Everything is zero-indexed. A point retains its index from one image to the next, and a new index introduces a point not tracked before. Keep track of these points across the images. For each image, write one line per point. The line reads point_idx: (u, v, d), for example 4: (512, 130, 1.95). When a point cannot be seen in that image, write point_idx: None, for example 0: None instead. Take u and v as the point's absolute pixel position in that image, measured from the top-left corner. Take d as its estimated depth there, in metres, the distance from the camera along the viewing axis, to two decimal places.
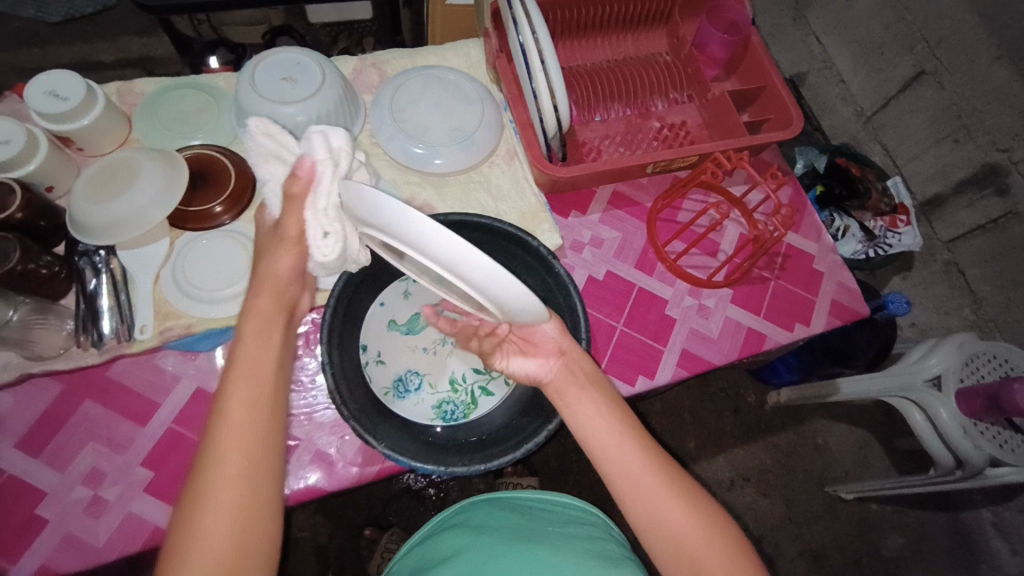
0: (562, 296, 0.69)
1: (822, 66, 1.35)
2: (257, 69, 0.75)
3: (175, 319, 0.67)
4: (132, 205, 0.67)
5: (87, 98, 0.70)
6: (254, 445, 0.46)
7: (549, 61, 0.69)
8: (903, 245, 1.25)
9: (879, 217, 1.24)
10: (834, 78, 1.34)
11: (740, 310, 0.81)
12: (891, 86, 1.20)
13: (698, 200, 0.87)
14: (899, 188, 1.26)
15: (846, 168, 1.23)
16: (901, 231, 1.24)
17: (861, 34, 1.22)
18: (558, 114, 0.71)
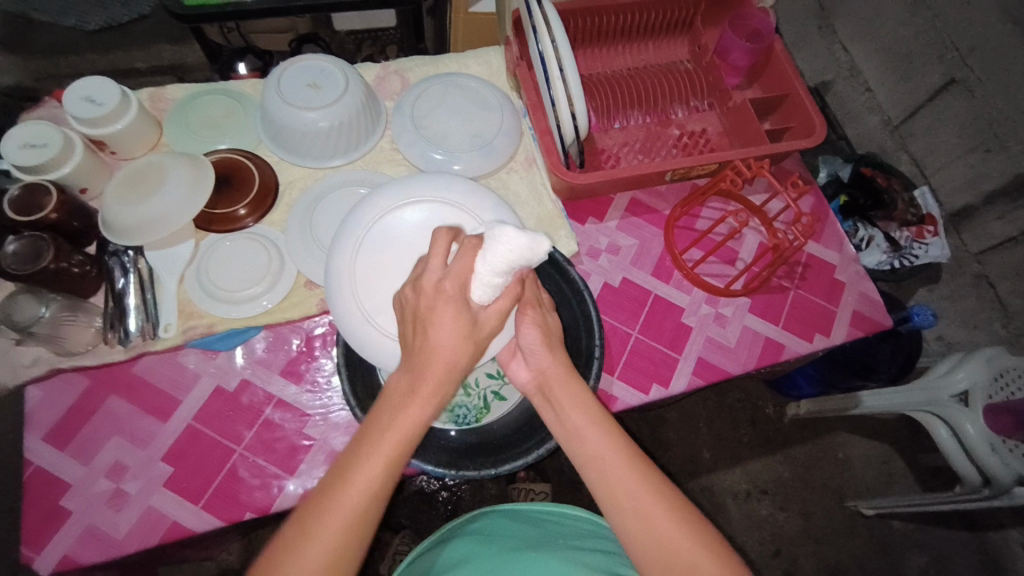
0: (576, 301, 0.69)
1: (848, 74, 1.33)
2: (282, 76, 0.76)
3: (197, 318, 0.69)
4: (159, 207, 0.69)
5: (122, 103, 0.72)
6: (349, 540, 0.42)
7: (568, 68, 0.69)
8: (930, 257, 1.23)
9: (906, 227, 1.23)
10: (861, 86, 1.32)
11: (758, 320, 0.80)
12: (920, 94, 1.18)
13: (716, 208, 0.86)
14: (928, 200, 1.23)
15: (871, 177, 1.24)
16: (930, 242, 1.23)
17: (889, 42, 1.20)
18: (576, 121, 0.71)
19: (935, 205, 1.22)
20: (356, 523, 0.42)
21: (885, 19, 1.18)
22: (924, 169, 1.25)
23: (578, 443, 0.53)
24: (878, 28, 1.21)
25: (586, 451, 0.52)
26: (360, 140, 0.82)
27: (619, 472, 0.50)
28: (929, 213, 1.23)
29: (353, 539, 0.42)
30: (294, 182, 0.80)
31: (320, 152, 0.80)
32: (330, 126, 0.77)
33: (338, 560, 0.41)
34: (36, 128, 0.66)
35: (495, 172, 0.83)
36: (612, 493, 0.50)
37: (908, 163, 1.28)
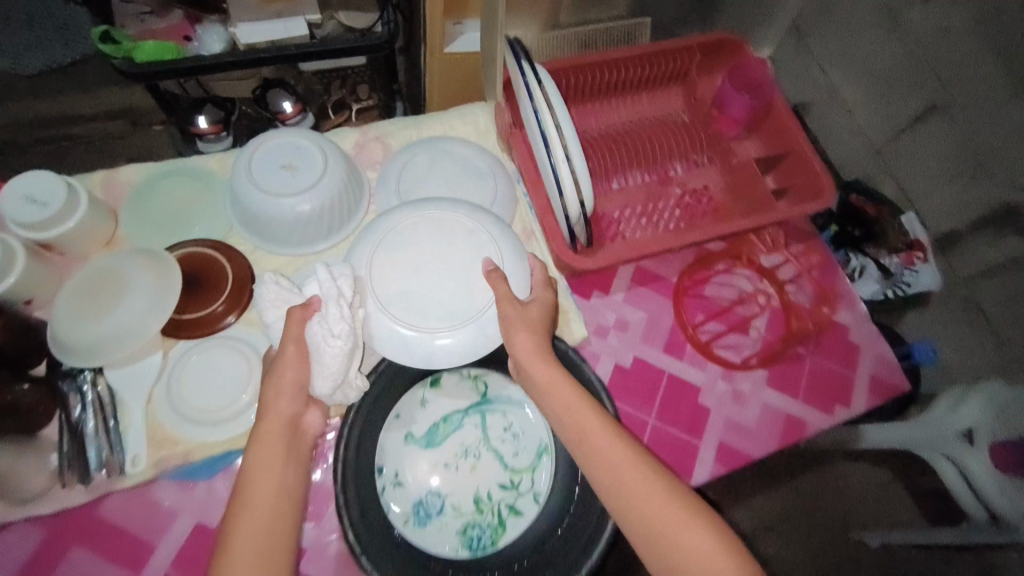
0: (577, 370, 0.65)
1: (828, 95, 1.06)
2: (253, 157, 0.69)
3: (170, 447, 0.61)
4: (123, 323, 0.62)
5: (69, 200, 0.64)
6: (274, 519, 0.52)
7: (574, 152, 0.65)
8: (921, 286, 1.00)
9: (893, 254, 0.99)
10: (840, 108, 1.05)
11: (776, 394, 0.76)
12: (901, 118, 0.96)
13: (725, 270, 0.81)
14: (914, 225, 0.99)
15: (866, 211, 1.02)
16: (919, 268, 0.99)
17: (868, 63, 0.98)
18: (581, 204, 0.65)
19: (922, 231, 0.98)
20: (274, 508, 0.53)
21: (863, 43, 0.97)
22: (912, 192, 0.99)
23: (571, 428, 0.58)
24: (854, 49, 0.99)
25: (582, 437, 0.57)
26: (343, 220, 0.74)
27: (614, 456, 0.55)
28: (917, 238, 0.99)
29: (282, 516, 0.53)
30: (274, 271, 0.73)
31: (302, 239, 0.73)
32: (310, 211, 0.70)
33: (270, 535, 0.51)
34: None
35: None
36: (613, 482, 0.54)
37: (896, 189, 1.01)
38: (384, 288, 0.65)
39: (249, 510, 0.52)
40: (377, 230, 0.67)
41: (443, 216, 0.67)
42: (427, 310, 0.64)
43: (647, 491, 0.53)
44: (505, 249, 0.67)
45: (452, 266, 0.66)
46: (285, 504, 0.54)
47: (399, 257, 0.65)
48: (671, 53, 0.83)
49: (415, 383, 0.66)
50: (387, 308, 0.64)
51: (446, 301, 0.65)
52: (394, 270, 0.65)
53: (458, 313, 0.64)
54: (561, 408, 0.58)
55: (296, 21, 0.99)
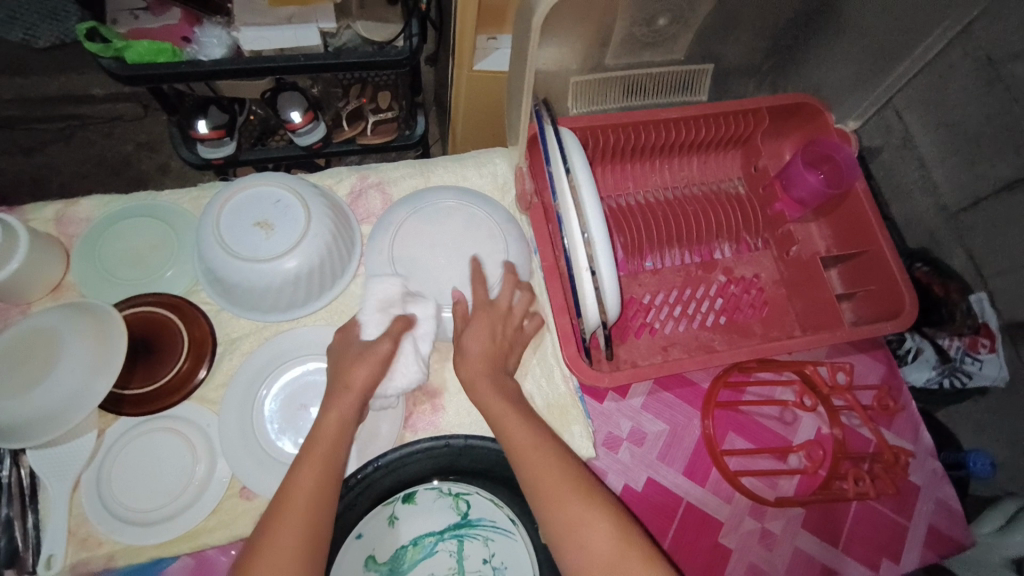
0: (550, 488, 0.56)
1: (901, 142, 0.81)
2: (224, 209, 0.60)
3: (93, 548, 0.53)
4: (51, 399, 0.53)
5: (5, 243, 0.55)
6: (321, 488, 0.49)
7: (602, 266, 0.51)
8: (983, 380, 0.75)
9: (953, 335, 0.77)
10: (912, 162, 0.81)
11: (813, 541, 0.64)
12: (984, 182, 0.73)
13: (766, 381, 0.69)
14: (984, 307, 0.76)
15: (923, 285, 0.78)
16: (982, 356, 0.75)
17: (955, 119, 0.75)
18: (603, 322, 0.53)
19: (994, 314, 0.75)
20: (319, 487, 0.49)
21: (951, 92, 0.74)
22: (984, 266, 0.76)
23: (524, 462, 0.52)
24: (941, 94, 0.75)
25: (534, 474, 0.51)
26: (323, 286, 0.64)
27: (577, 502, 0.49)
28: (984, 321, 0.76)
29: (330, 481, 0.49)
30: (237, 339, 0.63)
31: (273, 307, 0.62)
32: (285, 277, 0.60)
33: (308, 524, 0.47)
34: None
35: None
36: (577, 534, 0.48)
37: (964, 257, 0.78)
38: (397, 251, 0.64)
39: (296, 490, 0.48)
40: (424, 198, 0.67)
41: (480, 211, 0.66)
42: (426, 278, 0.63)
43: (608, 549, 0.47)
44: (515, 264, 0.65)
45: (464, 258, 0.64)
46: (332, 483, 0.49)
47: (429, 231, 0.65)
48: (732, 117, 0.72)
49: (383, 501, 0.56)
50: (394, 264, 0.64)
51: (443, 281, 0.63)
52: (412, 226, 0.65)
53: (446, 296, 0.63)
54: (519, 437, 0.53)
55: (307, 28, 0.89)
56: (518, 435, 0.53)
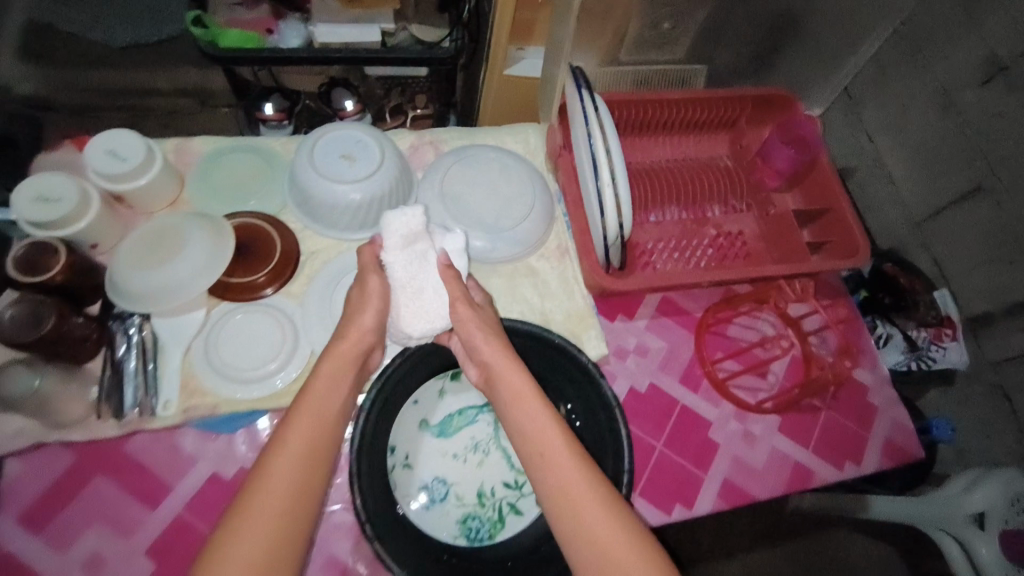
0: (596, 381, 0.65)
1: (873, 163, 1.04)
2: (316, 144, 0.74)
3: (200, 397, 0.65)
4: (176, 276, 0.66)
5: (147, 158, 0.70)
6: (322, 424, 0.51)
7: (620, 177, 0.69)
8: (946, 363, 0.94)
9: (921, 327, 0.94)
10: (883, 178, 1.03)
11: (788, 441, 0.76)
12: (944, 195, 0.94)
13: (750, 315, 0.82)
14: (947, 302, 0.96)
15: (892, 277, 0.95)
16: (946, 345, 0.94)
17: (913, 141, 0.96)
18: (621, 227, 0.69)
19: (955, 309, 0.95)
20: (297, 464, 0.48)
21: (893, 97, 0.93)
22: (946, 268, 0.97)
23: (523, 433, 0.54)
24: None
25: (534, 443, 0.53)
26: (389, 213, 0.78)
27: (572, 470, 0.51)
28: (945, 313, 0.95)
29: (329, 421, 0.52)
30: (317, 252, 0.76)
31: (347, 225, 0.76)
32: (360, 198, 0.74)
33: (295, 482, 0.48)
34: (52, 181, 0.64)
35: (525, 258, 0.80)
36: (572, 507, 0.49)
37: (929, 262, 0.99)
38: (445, 187, 0.79)
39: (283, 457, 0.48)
40: (467, 150, 0.82)
41: (513, 161, 0.82)
42: (469, 210, 0.78)
43: (601, 521, 0.49)
44: (540, 204, 0.80)
45: (500, 196, 0.79)
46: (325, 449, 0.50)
47: (472, 173, 0.80)
48: (722, 102, 0.88)
49: (436, 375, 0.68)
50: (442, 197, 0.78)
51: (482, 212, 0.78)
52: (457, 169, 0.80)
53: (489, 223, 0.78)
54: (521, 411, 0.55)
55: (371, 28, 1.08)
56: (520, 416, 0.54)
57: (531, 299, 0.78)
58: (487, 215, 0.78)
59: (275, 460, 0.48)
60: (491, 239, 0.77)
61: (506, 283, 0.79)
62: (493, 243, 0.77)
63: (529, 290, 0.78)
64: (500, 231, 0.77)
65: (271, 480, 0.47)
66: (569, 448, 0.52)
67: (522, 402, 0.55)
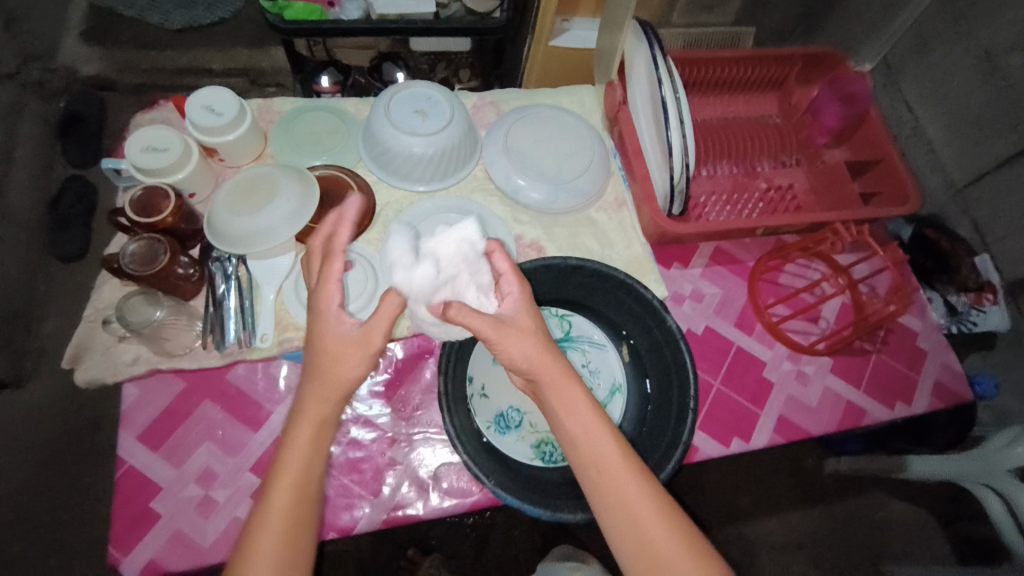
0: (661, 314, 0.68)
1: (911, 132, 1.02)
2: (391, 100, 0.78)
3: (293, 331, 0.70)
4: (268, 221, 0.70)
5: (238, 114, 0.75)
6: (300, 499, 0.49)
7: (687, 122, 0.71)
8: (987, 326, 0.96)
9: (962, 292, 0.96)
10: (923, 147, 1.01)
11: (840, 382, 0.79)
12: (985, 161, 0.93)
13: (801, 265, 0.85)
14: (986, 267, 0.96)
15: (933, 241, 0.98)
16: (987, 309, 0.95)
17: (956, 106, 0.94)
18: (689, 171, 0.72)
19: (995, 273, 0.95)
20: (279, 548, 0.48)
21: (939, 57, 0.95)
22: (986, 234, 0.96)
23: (580, 450, 0.53)
24: (933, 60, 0.96)
25: (592, 460, 0.53)
26: (456, 167, 0.82)
27: (632, 488, 0.51)
28: (986, 278, 0.96)
29: (306, 494, 0.50)
30: (390, 204, 0.82)
31: (417, 178, 0.81)
32: (433, 151, 0.79)
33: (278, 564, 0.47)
34: (158, 134, 0.70)
35: (584, 210, 0.84)
36: (631, 525, 0.51)
37: (969, 226, 0.98)
38: (509, 143, 0.83)
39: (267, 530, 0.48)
40: (527, 108, 0.86)
41: (572, 119, 0.85)
42: (531, 165, 0.82)
43: (659, 534, 0.51)
44: (598, 159, 0.84)
45: (562, 151, 0.83)
46: (308, 510, 0.50)
47: (533, 130, 0.84)
48: (773, 60, 0.90)
49: None
50: (506, 152, 0.82)
51: (543, 166, 0.82)
52: (519, 125, 0.84)
53: (551, 176, 0.82)
54: (577, 429, 0.53)
55: None
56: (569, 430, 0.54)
57: (591, 248, 0.82)
58: (549, 168, 0.82)
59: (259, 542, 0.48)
60: (553, 192, 0.81)
61: (567, 232, 0.82)
62: (554, 194, 0.81)
63: (590, 239, 0.82)
64: (562, 183, 0.81)
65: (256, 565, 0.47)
66: (628, 464, 0.52)
67: (581, 417, 0.53)
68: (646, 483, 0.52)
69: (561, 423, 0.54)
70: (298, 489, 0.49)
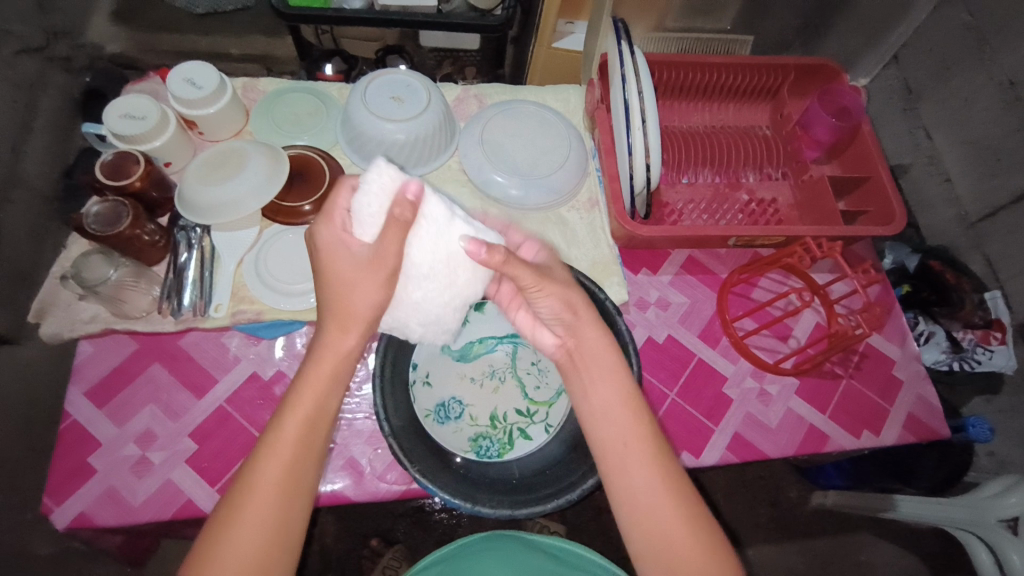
0: (613, 319, 0.66)
1: (927, 160, 1.00)
2: (370, 85, 0.78)
3: (248, 303, 0.71)
4: (234, 193, 0.71)
5: (219, 89, 0.77)
6: (316, 417, 0.48)
7: (650, 122, 0.70)
8: (991, 367, 0.90)
9: (967, 328, 0.90)
10: (938, 177, 0.98)
11: (804, 404, 0.76)
12: (1001, 194, 0.88)
13: (776, 280, 0.83)
14: (997, 305, 0.91)
15: (937, 273, 0.93)
16: (993, 348, 0.89)
17: (976, 134, 0.90)
18: (649, 172, 0.70)
19: (1006, 313, 0.90)
20: (292, 466, 0.46)
21: (956, 81, 0.92)
22: (998, 271, 0.92)
23: (597, 424, 0.52)
24: (952, 83, 0.92)
25: (610, 434, 0.51)
26: (430, 157, 0.83)
27: (656, 465, 0.49)
28: (997, 317, 0.90)
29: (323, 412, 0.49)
30: None
31: (391, 163, 0.81)
32: (407, 139, 0.79)
33: (285, 486, 0.46)
34: (136, 102, 0.71)
35: (556, 208, 0.83)
36: (646, 500, 0.48)
37: (981, 262, 0.94)
38: (485, 136, 0.83)
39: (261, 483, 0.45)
40: (507, 103, 0.85)
41: (551, 115, 0.84)
42: (502, 161, 0.81)
43: (668, 514, 0.48)
44: (573, 159, 0.83)
45: (538, 148, 0.82)
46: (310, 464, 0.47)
47: (511, 124, 0.83)
48: (767, 69, 0.88)
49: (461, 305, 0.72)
50: (482, 145, 0.82)
51: (517, 162, 0.82)
52: (497, 119, 0.84)
53: (523, 171, 0.81)
54: (592, 410, 0.53)
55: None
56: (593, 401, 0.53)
57: (558, 245, 0.81)
58: (523, 163, 0.82)
59: (274, 449, 0.46)
60: (524, 189, 0.81)
61: (537, 228, 0.82)
62: (529, 191, 0.81)
63: (558, 236, 0.81)
64: (535, 179, 0.81)
65: (265, 475, 0.45)
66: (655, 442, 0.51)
67: (603, 391, 0.52)
68: (662, 465, 0.50)
69: (587, 394, 0.53)
70: (315, 408, 0.48)
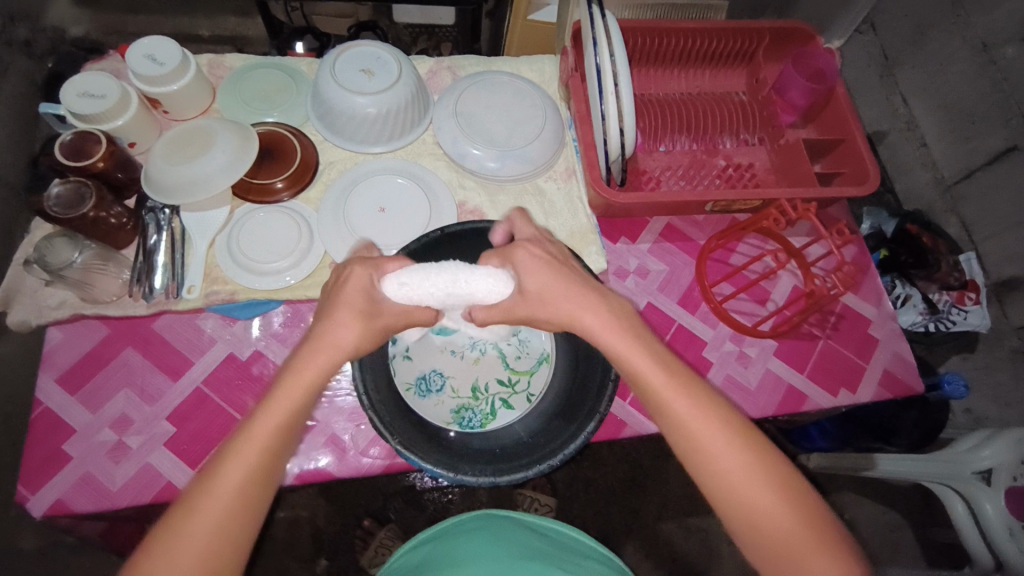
0: None
1: (904, 126, 1.00)
2: (338, 58, 0.76)
3: (221, 284, 0.70)
4: (200, 172, 0.68)
5: (182, 64, 0.74)
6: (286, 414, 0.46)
7: (623, 86, 0.68)
8: (966, 326, 0.92)
9: (944, 290, 0.92)
10: (915, 141, 0.99)
11: (782, 365, 0.77)
12: (976, 156, 0.89)
13: (754, 245, 0.83)
14: (972, 266, 0.93)
15: (915, 235, 0.93)
16: (968, 308, 0.91)
17: (950, 96, 0.90)
18: (623, 137, 0.70)
19: (980, 272, 0.92)
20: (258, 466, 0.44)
21: (931, 44, 0.91)
22: (974, 232, 0.93)
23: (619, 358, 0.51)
24: (927, 46, 0.92)
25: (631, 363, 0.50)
26: (404, 131, 0.81)
27: (694, 418, 0.46)
28: (972, 277, 0.93)
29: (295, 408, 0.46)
30: (335, 163, 0.81)
31: (364, 137, 0.79)
32: (378, 112, 0.77)
33: (251, 483, 0.43)
34: (96, 80, 0.69)
35: (533, 179, 0.82)
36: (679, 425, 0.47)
37: (957, 224, 0.95)
38: (459, 107, 0.81)
39: (225, 492, 0.42)
40: (481, 74, 0.83)
41: (526, 85, 0.82)
42: (478, 132, 0.80)
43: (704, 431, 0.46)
44: (550, 128, 0.81)
45: (512, 117, 0.80)
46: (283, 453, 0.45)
47: (486, 94, 0.81)
48: (742, 33, 0.87)
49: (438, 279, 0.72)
50: (456, 116, 0.80)
51: (492, 133, 0.80)
52: (470, 89, 0.82)
53: (499, 143, 0.79)
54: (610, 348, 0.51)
55: None
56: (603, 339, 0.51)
57: (537, 216, 0.81)
58: (497, 133, 0.80)
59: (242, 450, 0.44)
60: (500, 159, 0.79)
61: (514, 200, 0.82)
62: (504, 163, 0.79)
63: (536, 208, 0.81)
64: (510, 150, 0.79)
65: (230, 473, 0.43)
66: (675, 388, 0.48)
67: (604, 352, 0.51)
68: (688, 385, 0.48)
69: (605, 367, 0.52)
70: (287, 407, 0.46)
